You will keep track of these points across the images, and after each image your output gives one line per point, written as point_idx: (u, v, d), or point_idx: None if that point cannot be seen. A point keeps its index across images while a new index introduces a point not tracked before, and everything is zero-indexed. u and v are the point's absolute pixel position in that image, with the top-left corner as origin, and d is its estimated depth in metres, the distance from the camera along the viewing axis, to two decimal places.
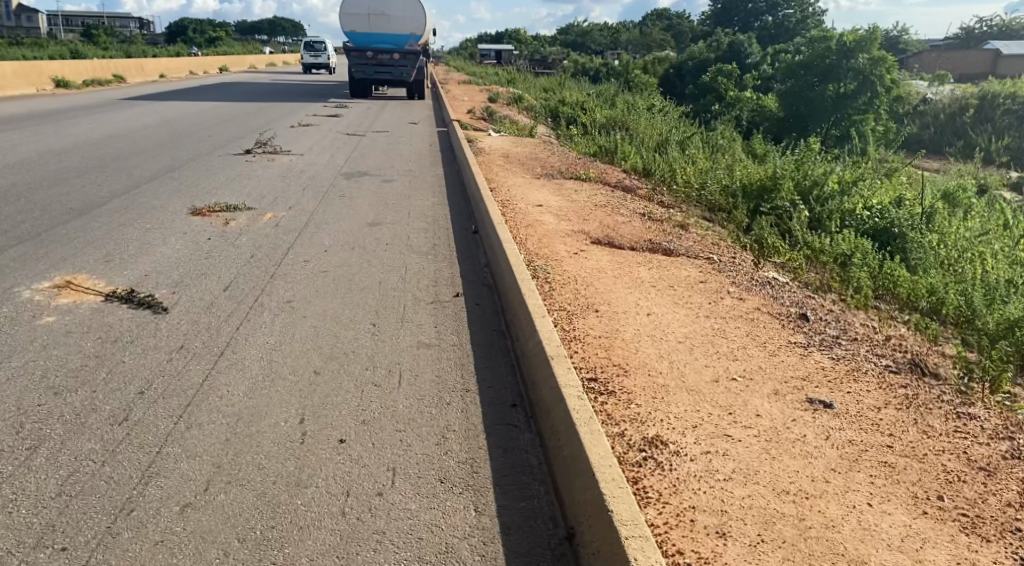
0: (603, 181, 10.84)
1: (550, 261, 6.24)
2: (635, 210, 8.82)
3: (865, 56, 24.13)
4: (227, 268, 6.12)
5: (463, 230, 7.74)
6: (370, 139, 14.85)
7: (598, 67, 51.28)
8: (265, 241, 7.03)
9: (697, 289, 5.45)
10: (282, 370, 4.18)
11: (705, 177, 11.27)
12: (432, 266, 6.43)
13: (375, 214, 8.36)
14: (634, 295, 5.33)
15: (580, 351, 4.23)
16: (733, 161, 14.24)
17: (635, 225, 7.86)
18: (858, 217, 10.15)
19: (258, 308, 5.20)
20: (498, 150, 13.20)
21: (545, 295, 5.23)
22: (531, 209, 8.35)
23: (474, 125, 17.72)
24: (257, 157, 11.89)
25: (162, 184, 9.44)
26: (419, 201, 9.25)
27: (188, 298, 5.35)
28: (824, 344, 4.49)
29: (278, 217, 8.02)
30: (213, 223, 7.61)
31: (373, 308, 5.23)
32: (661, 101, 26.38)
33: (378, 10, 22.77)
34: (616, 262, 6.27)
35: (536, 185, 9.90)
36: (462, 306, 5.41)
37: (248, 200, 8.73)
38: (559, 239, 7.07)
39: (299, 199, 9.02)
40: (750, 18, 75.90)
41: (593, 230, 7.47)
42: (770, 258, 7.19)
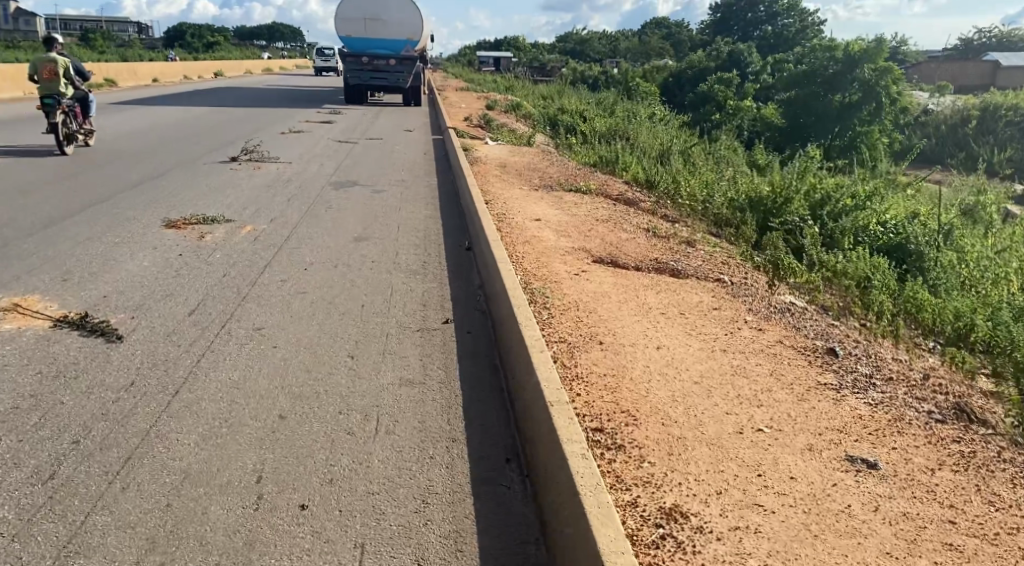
0: (604, 193, 10.36)
1: (550, 283, 5.75)
2: (639, 226, 8.34)
3: (871, 67, 23.64)
4: (195, 288, 5.61)
5: (456, 246, 7.24)
6: (363, 146, 14.36)
7: (597, 75, 51.01)
8: (241, 257, 6.52)
9: (710, 317, 4.95)
10: (242, 415, 3.67)
11: (711, 190, 10.80)
12: (421, 286, 5.93)
13: (362, 228, 7.86)
14: (641, 324, 4.82)
15: (583, 393, 3.72)
16: (737, 173, 13.78)
17: (640, 242, 7.38)
18: (871, 233, 9.69)
19: (223, 337, 4.69)
20: (496, 160, 12.72)
21: (544, 324, 4.73)
22: (528, 224, 7.86)
23: (471, 133, 17.25)
24: (244, 165, 11.38)
25: (139, 194, 8.92)
26: (410, 213, 8.74)
27: (147, 323, 4.85)
28: (858, 386, 3.99)
29: (258, 231, 7.51)
30: (188, 237, 7.10)
31: (352, 338, 4.72)
32: (661, 110, 25.94)
33: (374, 16, 22.41)
34: (621, 284, 5.77)
35: (534, 198, 9.42)
36: (452, 334, 4.90)
37: (228, 212, 8.22)
38: (558, 258, 6.58)
39: (283, 210, 8.52)
40: (749, 27, 75.70)
41: (595, 248, 6.98)
42: (785, 279, 6.69)
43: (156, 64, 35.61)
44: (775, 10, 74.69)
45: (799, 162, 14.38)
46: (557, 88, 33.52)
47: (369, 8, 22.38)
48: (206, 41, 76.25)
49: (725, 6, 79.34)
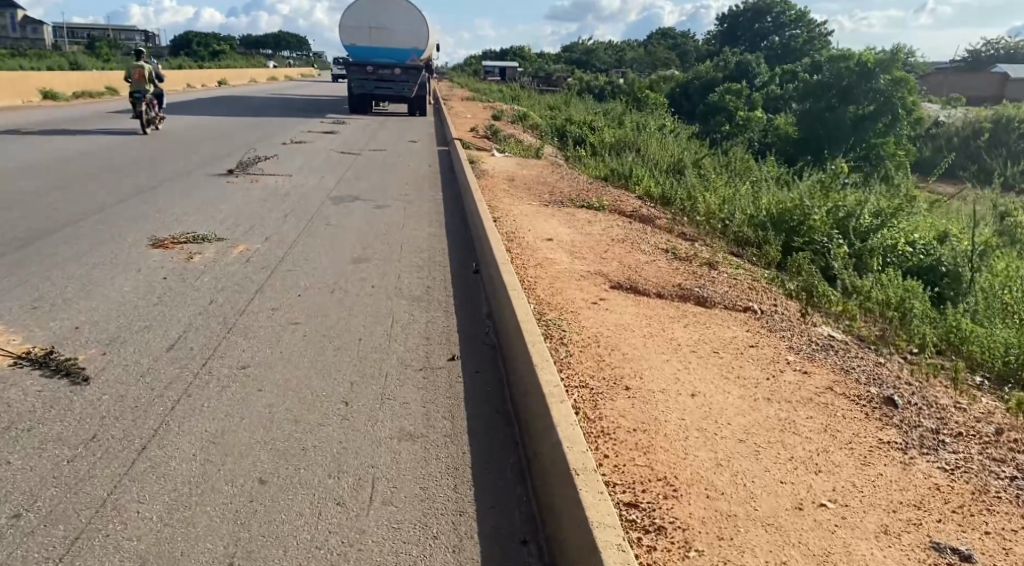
0: (618, 209, 9.88)
1: (567, 313, 5.26)
2: (657, 246, 7.84)
3: (887, 78, 23.49)
4: (178, 316, 5.14)
5: (463, 269, 6.74)
6: (366, 158, 13.92)
7: (604, 85, 50.74)
8: (231, 281, 6.04)
9: (748, 358, 4.44)
10: (216, 477, 3.16)
11: (730, 208, 10.33)
12: (425, 315, 5.43)
13: (363, 247, 7.38)
14: (670, 365, 4.31)
15: (611, 455, 3.21)
16: (754, 190, 13.33)
17: (660, 264, 6.88)
18: (900, 253, 9.22)
19: (203, 376, 4.19)
20: (503, 173, 12.26)
21: (562, 364, 4.22)
22: (540, 245, 7.37)
23: (478, 144, 16.85)
24: (241, 178, 10.94)
25: (128, 209, 8.48)
26: (414, 231, 8.27)
27: (120, 359, 4.36)
28: (927, 444, 3.49)
29: (251, 251, 7.03)
30: (175, 258, 6.62)
31: (347, 379, 4.22)
32: (671, 121, 25.53)
33: (379, 24, 21.99)
34: (644, 314, 5.27)
35: (545, 215, 8.94)
36: (458, 373, 4.41)
37: (220, 229, 7.75)
38: (574, 283, 6.09)
39: (278, 227, 8.05)
40: (756, 38, 75.38)
41: (612, 272, 6.49)
42: (820, 308, 6.23)
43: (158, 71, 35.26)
44: (782, 21, 74.53)
45: (817, 177, 13.93)
46: (563, 98, 33.14)
47: (374, 17, 21.95)
48: (213, 50, 76.28)
49: (731, 18, 79.23)
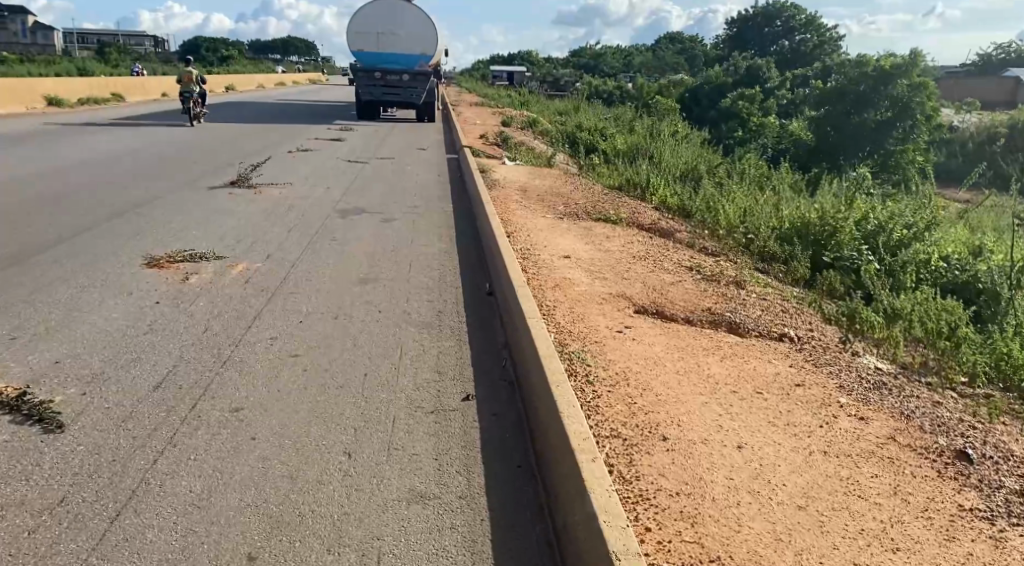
0: (636, 222, 9.45)
1: (592, 343, 4.82)
2: (681, 264, 7.40)
3: (904, 82, 22.91)
4: (168, 347, 4.74)
5: (476, 291, 6.32)
6: (374, 167, 13.53)
7: (613, 90, 50.29)
8: (228, 305, 5.64)
9: (795, 400, 4.01)
10: (197, 555, 2.74)
11: (753, 222, 9.90)
12: (436, 346, 5.01)
13: (369, 266, 6.97)
14: (710, 409, 3.88)
15: (654, 529, 2.78)
16: (774, 200, 12.88)
17: (686, 284, 6.44)
18: (934, 268, 8.75)
19: (191, 421, 3.77)
20: (515, 183, 11.84)
21: (590, 408, 3.78)
22: (558, 263, 6.93)
23: (487, 151, 16.43)
24: (244, 190, 10.57)
25: (124, 224, 8.10)
26: (424, 247, 7.87)
27: (100, 400, 3.95)
28: (1016, 517, 3.05)
29: (252, 270, 6.63)
30: (170, 279, 6.22)
31: (351, 425, 3.80)
32: (683, 127, 25.07)
33: (387, 29, 21.69)
34: (674, 345, 4.84)
35: (560, 229, 8.50)
36: (474, 416, 3.98)
37: (219, 246, 7.36)
38: (596, 308, 5.66)
39: (282, 244, 7.65)
40: (766, 43, 74.67)
41: (636, 294, 6.05)
42: (861, 336, 5.80)
43: (166, 79, 35.11)
44: (792, 25, 73.93)
45: (839, 188, 13.42)
46: (572, 103, 32.72)
47: (382, 22, 21.66)
48: (221, 56, 76.29)
49: (740, 23, 78.67)
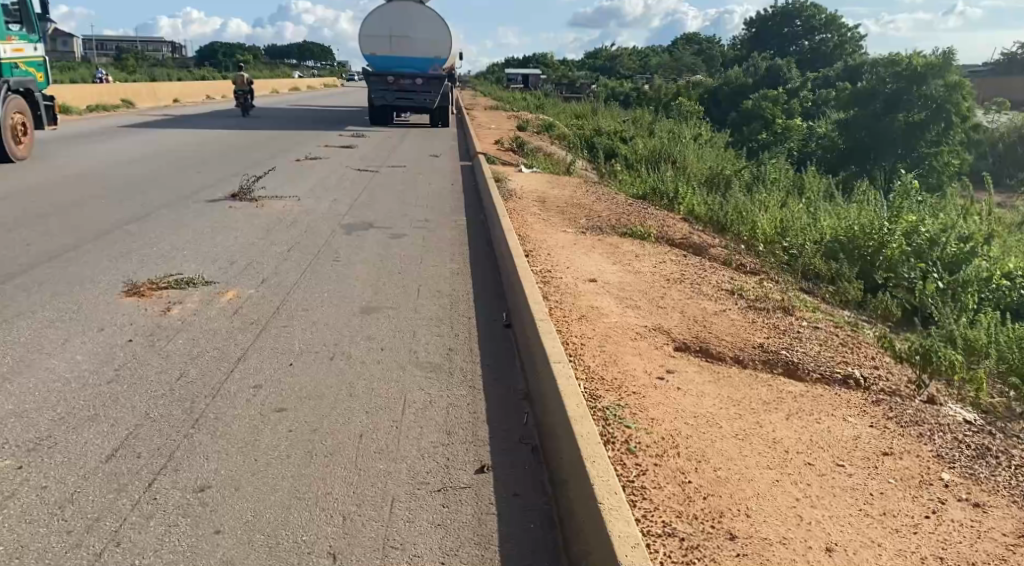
0: (665, 236, 8.71)
1: (629, 394, 4.09)
2: (720, 288, 6.66)
3: (939, 82, 22.00)
4: (131, 401, 4.05)
5: (492, 323, 5.61)
6: (384, 176, 12.86)
7: (629, 93, 49.51)
8: (211, 343, 4.97)
9: (887, 477, 3.25)
10: None
11: (793, 236, 9.14)
12: (445, 395, 4.30)
13: (373, 291, 6.28)
14: (783, 490, 3.13)
15: None
16: (811, 208, 12.09)
17: (731, 313, 5.69)
18: (997, 287, 8.07)
19: (145, 506, 3.08)
20: (533, 194, 11.13)
21: (635, 493, 3.05)
22: (584, 288, 6.20)
23: (503, 158, 15.74)
24: (244, 203, 9.91)
25: (110, 244, 7.48)
26: (435, 268, 7.17)
27: (37, 475, 3.26)
28: None
29: (243, 298, 5.97)
30: (149, 311, 5.57)
31: (339, 511, 3.10)
32: (706, 130, 24.27)
33: (401, 33, 21.04)
34: (727, 397, 4.09)
35: (584, 246, 7.77)
36: (490, 496, 3.28)
37: (209, 269, 6.72)
38: (630, 344, 4.95)
39: (277, 266, 6.97)
40: (784, 44, 73.38)
41: (675, 327, 5.33)
42: (940, 380, 5.06)
43: (178, 84, 34.82)
44: (811, 25, 72.70)
45: (879, 198, 12.61)
46: (590, 106, 32.00)
47: (396, 25, 20.99)
48: (237, 62, 76.19)
49: (758, 22, 77.52)
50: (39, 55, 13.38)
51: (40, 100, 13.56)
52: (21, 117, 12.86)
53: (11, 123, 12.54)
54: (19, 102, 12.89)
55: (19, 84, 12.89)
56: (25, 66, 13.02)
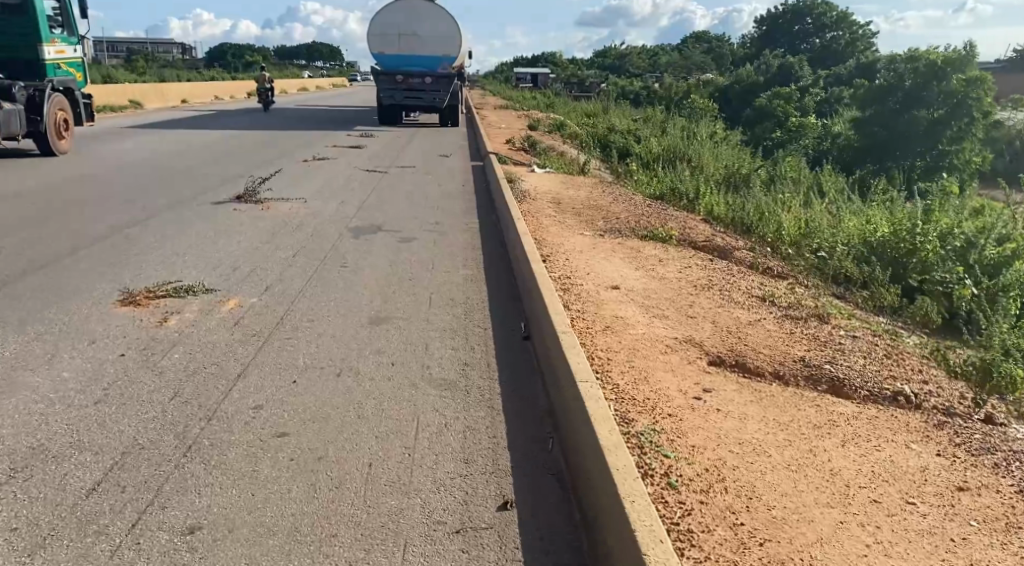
0: (686, 239, 8.31)
1: (664, 417, 3.71)
2: (751, 294, 6.28)
3: (959, 78, 21.34)
4: (119, 424, 3.71)
5: (509, 334, 5.25)
6: (393, 177, 12.52)
7: (639, 93, 49.05)
8: (210, 358, 4.63)
9: (967, 519, 2.90)
10: None
11: (821, 237, 8.73)
12: (462, 417, 3.93)
13: (382, 300, 5.93)
14: (851, 535, 2.76)
15: None
16: (835, 209, 11.66)
17: (766, 323, 5.30)
18: None
19: (126, 553, 2.72)
20: (547, 194, 10.76)
21: (682, 540, 2.68)
22: (606, 296, 5.82)
23: (515, 158, 15.38)
24: (249, 206, 9.60)
25: (108, 249, 7.16)
26: (447, 274, 6.81)
27: (8, 516, 2.91)
28: None
29: (245, 307, 5.64)
30: (146, 322, 5.23)
31: (346, 558, 2.73)
32: (720, 129, 23.80)
33: (410, 31, 20.71)
34: (772, 420, 3.72)
35: (603, 250, 7.39)
36: (515, 540, 2.91)
37: (211, 276, 6.38)
38: (661, 359, 4.57)
39: (282, 272, 6.63)
40: (796, 41, 72.55)
41: (708, 338, 4.95)
42: (1000, 398, 4.68)
43: (186, 85, 34.67)
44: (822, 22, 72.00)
45: (905, 200, 12.18)
46: (601, 105, 31.57)
47: (405, 23, 20.68)
48: (246, 64, 76.29)
49: (769, 20, 76.93)
50: (79, 56, 14.19)
51: (79, 98, 14.41)
52: (63, 113, 13.77)
53: (54, 120, 13.46)
54: (61, 100, 13.76)
55: (60, 83, 13.78)
56: (66, 66, 13.87)
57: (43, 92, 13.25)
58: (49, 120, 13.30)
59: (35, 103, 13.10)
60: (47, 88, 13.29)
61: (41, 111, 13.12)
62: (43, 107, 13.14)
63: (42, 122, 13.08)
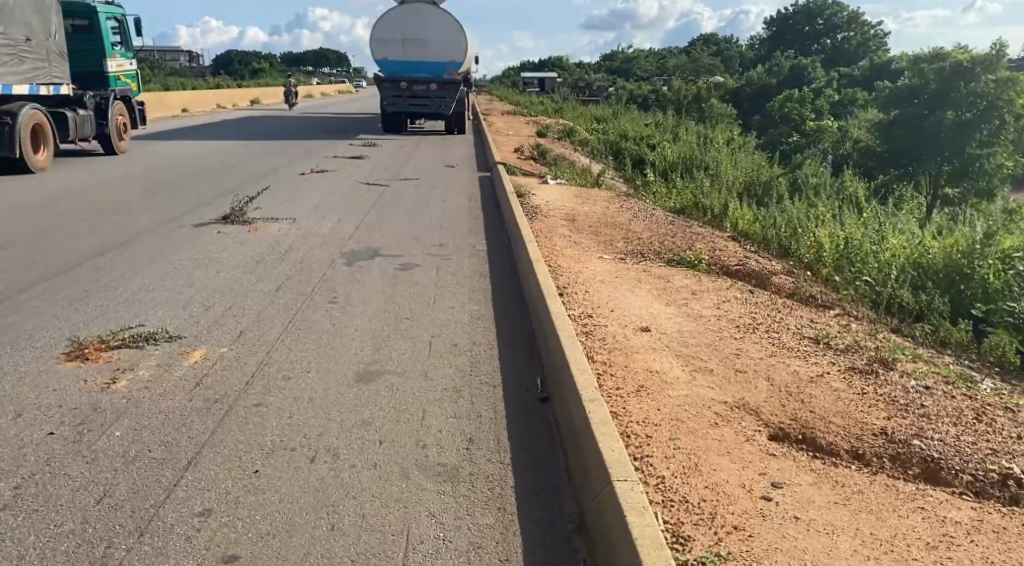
0: (717, 263, 7.44)
1: (727, 532, 2.85)
2: (803, 336, 5.39)
3: (988, 78, 20.26)
4: (19, 546, 2.88)
5: (523, 395, 4.39)
6: (395, 191, 11.72)
7: (648, 96, 48.16)
8: (159, 436, 3.80)
9: None
10: None
11: (866, 259, 7.83)
12: (463, 524, 3.09)
13: (374, 347, 5.09)
14: None
15: None
16: (873, 222, 10.71)
17: (832, 380, 4.40)
18: None
19: None
20: (560, 211, 9.92)
21: None
22: (636, 341, 4.96)
23: (524, 168, 14.55)
24: (236, 227, 8.79)
25: (69, 284, 6.35)
26: (450, 311, 5.97)
27: None
28: None
29: (211, 360, 4.82)
30: (92, 382, 4.41)
31: None
32: (736, 133, 22.85)
33: (415, 37, 19.91)
34: (870, 536, 2.86)
35: (627, 280, 6.53)
36: None
37: (179, 318, 5.58)
38: (711, 436, 3.69)
39: (261, 311, 5.81)
40: (807, 41, 71.28)
41: (765, 403, 4.07)
42: None
43: (190, 93, 34.27)
44: (834, 22, 70.76)
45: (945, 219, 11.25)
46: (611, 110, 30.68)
47: (408, 28, 19.87)
48: (253, 70, 75.79)
49: (780, 22, 75.76)
50: (134, 68, 16.26)
51: (134, 105, 16.52)
52: (123, 118, 15.75)
53: (116, 124, 15.39)
54: (121, 106, 15.76)
55: (120, 93, 15.77)
56: (124, 77, 16.00)
57: (108, 100, 15.20)
58: (113, 123, 15.27)
59: (101, 109, 15.09)
60: (111, 96, 15.26)
61: (106, 116, 15.09)
62: (109, 112, 15.12)
63: (107, 126, 15.06)
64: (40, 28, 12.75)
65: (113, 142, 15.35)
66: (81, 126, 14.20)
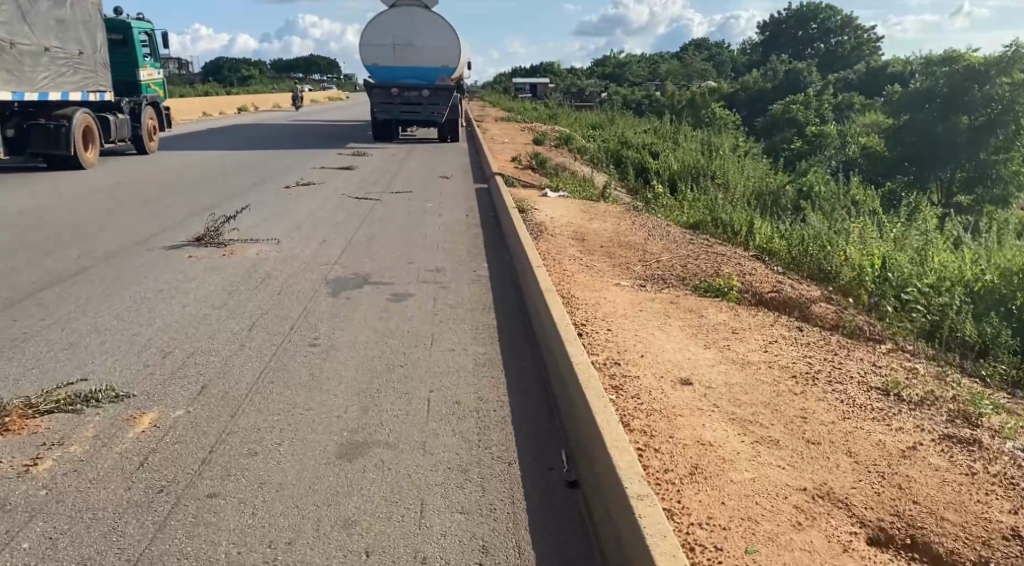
0: (748, 289, 6.61)
1: None
2: (870, 386, 4.53)
3: (1003, 81, 19.41)
4: None
5: (545, 475, 3.54)
6: (386, 206, 10.88)
7: (643, 103, 47.54)
8: (76, 550, 2.90)
9: None
10: None
11: (912, 282, 6.99)
12: None
13: (361, 408, 4.22)
14: None
15: None
16: (901, 236, 9.89)
17: (930, 457, 3.56)
18: None
19: None
20: (567, 228, 9.09)
21: None
22: (678, 400, 4.10)
23: (524, 178, 13.71)
24: (210, 249, 7.92)
25: (8, 325, 5.46)
26: (450, 355, 5.11)
27: None
28: None
29: (161, 428, 3.94)
30: (10, 463, 3.52)
31: None
32: (740, 139, 22.09)
33: (406, 40, 19.07)
34: None
35: (654, 314, 5.67)
36: None
37: (129, 369, 4.69)
38: (798, 542, 2.85)
39: (229, 358, 4.94)
40: (800, 45, 70.93)
41: (857, 492, 3.22)
42: None
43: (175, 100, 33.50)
44: (828, 27, 70.44)
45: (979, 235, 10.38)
46: (608, 116, 29.90)
47: (399, 32, 19.03)
48: (242, 77, 74.89)
49: (773, 26, 75.40)
50: (162, 77, 16.68)
51: (162, 111, 16.84)
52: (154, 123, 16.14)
53: (148, 127, 15.80)
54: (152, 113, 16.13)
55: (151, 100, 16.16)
56: (154, 85, 16.43)
57: (140, 105, 15.65)
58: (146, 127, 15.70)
59: (136, 114, 15.55)
60: (143, 102, 15.71)
61: (140, 120, 15.53)
62: (142, 116, 15.56)
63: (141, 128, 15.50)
64: (89, 42, 13.41)
65: (145, 144, 15.73)
66: (121, 129, 14.62)
